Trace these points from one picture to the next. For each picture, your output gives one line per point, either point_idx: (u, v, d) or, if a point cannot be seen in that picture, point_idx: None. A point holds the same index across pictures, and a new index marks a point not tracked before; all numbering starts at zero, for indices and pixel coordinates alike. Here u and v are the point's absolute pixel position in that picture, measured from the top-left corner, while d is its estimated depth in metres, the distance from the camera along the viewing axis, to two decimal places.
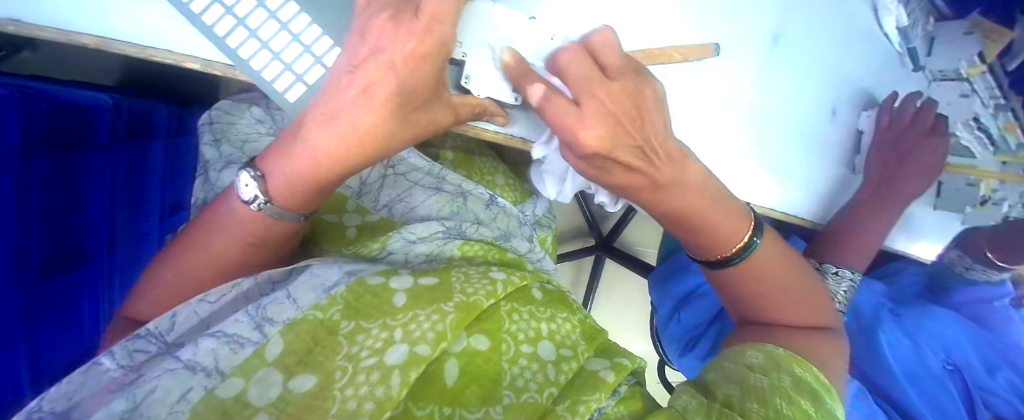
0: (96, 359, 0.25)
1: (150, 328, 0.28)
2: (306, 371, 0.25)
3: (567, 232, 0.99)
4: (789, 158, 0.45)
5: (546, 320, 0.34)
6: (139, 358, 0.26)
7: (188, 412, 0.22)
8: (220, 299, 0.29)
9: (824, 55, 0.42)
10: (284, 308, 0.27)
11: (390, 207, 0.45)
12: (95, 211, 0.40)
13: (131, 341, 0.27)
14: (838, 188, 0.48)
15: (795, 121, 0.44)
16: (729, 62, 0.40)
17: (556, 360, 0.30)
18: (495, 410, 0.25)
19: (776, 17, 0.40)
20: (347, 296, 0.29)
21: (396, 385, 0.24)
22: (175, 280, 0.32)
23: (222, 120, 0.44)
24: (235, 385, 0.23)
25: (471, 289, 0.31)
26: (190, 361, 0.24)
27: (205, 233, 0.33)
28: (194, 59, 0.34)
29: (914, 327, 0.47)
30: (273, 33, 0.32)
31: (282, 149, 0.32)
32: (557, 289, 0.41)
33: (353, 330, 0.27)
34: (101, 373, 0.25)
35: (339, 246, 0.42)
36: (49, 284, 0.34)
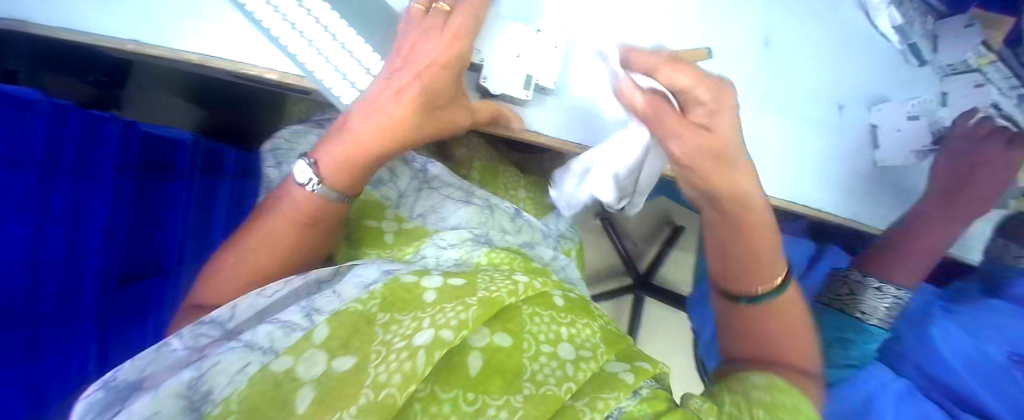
0: (166, 340, 0.28)
1: (213, 316, 0.30)
2: (347, 354, 0.27)
3: (601, 271, 0.99)
4: (804, 144, 0.50)
5: (566, 325, 0.36)
6: (203, 341, 0.29)
7: (246, 380, 0.25)
8: (274, 294, 0.33)
9: (818, 54, 0.49)
10: (331, 301, 0.31)
11: (423, 217, 0.48)
12: (164, 226, 0.46)
13: (197, 325, 0.29)
14: (857, 178, 0.51)
15: (805, 116, 0.50)
16: (727, 64, 0.48)
17: (575, 360, 0.32)
18: (516, 399, 0.26)
19: (763, 24, 0.48)
20: (384, 292, 0.32)
21: (421, 363, 0.25)
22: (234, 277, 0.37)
23: (285, 145, 0.48)
24: (286, 360, 0.26)
25: (495, 287, 0.34)
26: (249, 341, 0.28)
27: (272, 222, 0.38)
28: (273, 71, 0.41)
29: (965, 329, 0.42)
30: (339, 56, 0.40)
31: (330, 140, 0.38)
32: (580, 299, 0.42)
33: (389, 321, 0.30)
34: (170, 352, 0.28)
35: (377, 250, 0.45)
36: (123, 291, 0.41)
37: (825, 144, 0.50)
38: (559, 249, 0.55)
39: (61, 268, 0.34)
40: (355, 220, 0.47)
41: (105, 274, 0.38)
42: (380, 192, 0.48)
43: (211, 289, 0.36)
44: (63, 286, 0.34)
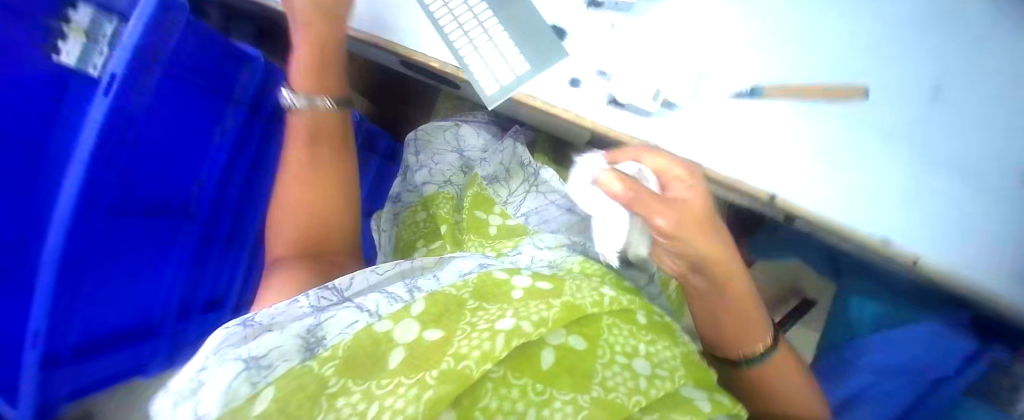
0: (296, 298, 0.33)
1: (335, 284, 0.36)
2: (437, 327, 0.30)
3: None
4: (892, 191, 0.44)
5: (645, 342, 0.34)
6: (323, 303, 0.34)
7: (352, 334, 0.28)
8: (388, 270, 0.38)
9: (987, 99, 0.46)
10: (430, 282, 0.35)
11: (526, 217, 0.56)
12: (211, 244, 0.58)
13: (320, 289, 0.34)
14: (955, 236, 0.43)
15: (903, 187, 0.44)
16: (880, 107, 0.45)
17: (651, 376, 0.31)
18: (584, 397, 0.27)
19: (934, 69, 0.46)
20: (476, 282, 0.35)
21: (499, 345, 0.26)
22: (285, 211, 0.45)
23: (424, 138, 0.63)
24: (385, 324, 0.29)
25: (582, 295, 0.35)
26: (360, 306, 0.32)
27: (290, 167, 0.46)
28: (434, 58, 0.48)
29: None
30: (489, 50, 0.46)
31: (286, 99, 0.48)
32: (665, 320, 0.41)
33: (476, 306, 0.33)
34: (297, 307, 0.33)
35: (478, 238, 0.53)
36: (184, 310, 0.54)
37: (941, 202, 0.43)
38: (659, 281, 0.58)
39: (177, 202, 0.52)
40: (469, 209, 0.55)
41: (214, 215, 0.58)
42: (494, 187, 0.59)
43: (285, 231, 0.44)
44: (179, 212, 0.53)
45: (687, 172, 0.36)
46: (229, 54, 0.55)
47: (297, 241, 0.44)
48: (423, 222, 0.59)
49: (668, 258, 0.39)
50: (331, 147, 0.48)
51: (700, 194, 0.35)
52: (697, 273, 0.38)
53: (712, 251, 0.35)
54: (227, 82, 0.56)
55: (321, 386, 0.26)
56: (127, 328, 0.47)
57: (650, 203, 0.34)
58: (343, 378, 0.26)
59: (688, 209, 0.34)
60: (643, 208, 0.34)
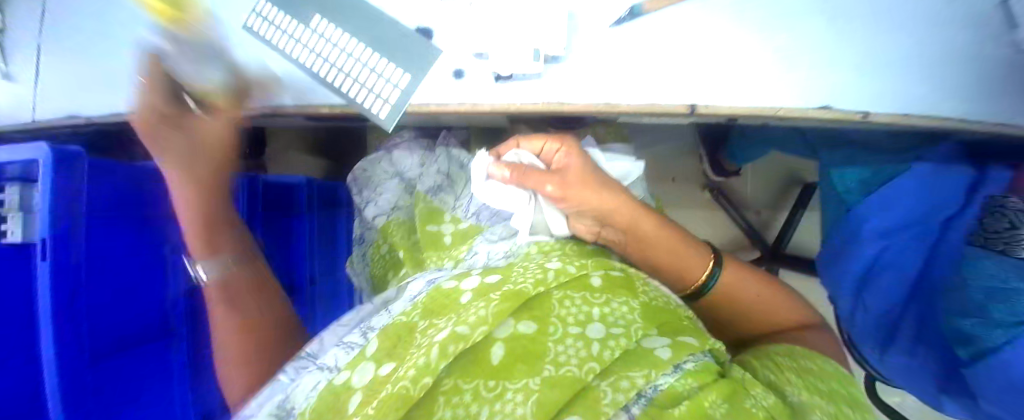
0: (277, 378, 0.35)
1: (307, 352, 0.38)
2: (390, 360, 0.30)
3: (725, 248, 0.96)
4: (847, 58, 0.42)
5: (599, 305, 0.35)
6: (299, 370, 0.36)
7: (317, 396, 0.30)
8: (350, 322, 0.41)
9: None
10: (382, 317, 0.36)
11: (477, 215, 0.58)
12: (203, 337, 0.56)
13: (297, 361, 0.36)
14: (924, 94, 0.42)
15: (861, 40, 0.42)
16: None
17: (603, 338, 0.31)
18: (534, 381, 0.27)
19: None
20: (425, 303, 0.36)
21: (436, 356, 0.27)
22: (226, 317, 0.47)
23: (363, 174, 0.67)
24: (345, 374, 0.31)
25: (523, 278, 0.35)
26: (324, 364, 0.34)
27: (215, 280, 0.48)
28: (325, 104, 0.50)
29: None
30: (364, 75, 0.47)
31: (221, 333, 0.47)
32: (623, 273, 0.40)
33: (427, 326, 0.33)
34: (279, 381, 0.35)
35: (435, 250, 0.55)
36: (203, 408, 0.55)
37: (897, 54, 0.42)
38: None
39: (149, 337, 0.50)
40: (422, 226, 0.58)
41: (197, 327, 0.56)
42: (439, 197, 0.62)
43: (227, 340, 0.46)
44: (160, 341, 0.52)
45: (567, 147, 0.47)
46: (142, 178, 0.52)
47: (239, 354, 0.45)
48: (389, 253, 0.63)
49: (580, 223, 0.49)
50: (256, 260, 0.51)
51: (584, 165, 0.47)
52: (607, 227, 0.49)
53: (605, 200, 0.46)
54: (152, 207, 0.53)
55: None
56: None
57: (535, 177, 0.45)
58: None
59: (573, 174, 0.46)
60: (534, 183, 0.45)
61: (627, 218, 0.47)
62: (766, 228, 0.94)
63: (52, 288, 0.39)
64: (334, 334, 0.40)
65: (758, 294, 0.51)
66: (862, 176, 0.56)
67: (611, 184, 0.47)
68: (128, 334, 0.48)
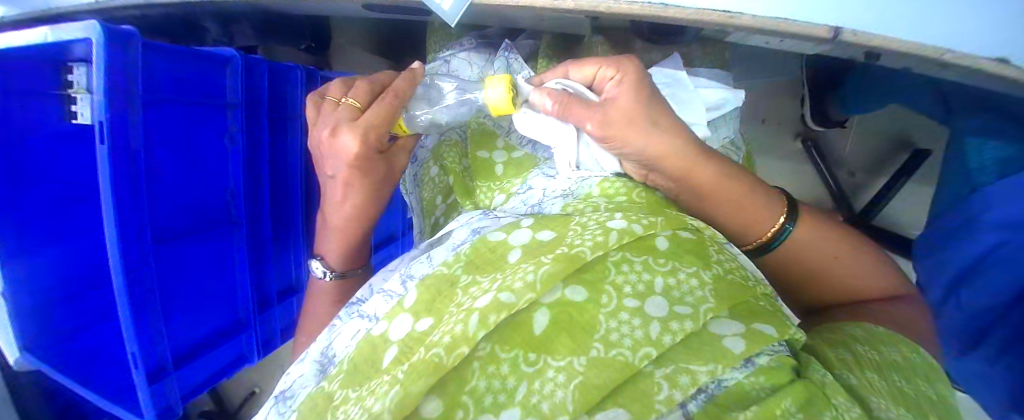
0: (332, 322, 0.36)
1: (357, 298, 0.38)
2: (428, 315, 0.29)
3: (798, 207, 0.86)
4: None
5: (664, 274, 0.30)
6: (349, 311, 0.36)
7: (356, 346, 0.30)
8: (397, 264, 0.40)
9: None
10: (423, 266, 0.35)
11: (532, 144, 0.54)
12: (260, 226, 0.59)
13: (348, 306, 0.37)
14: None
15: None
16: None
17: (666, 319, 0.27)
18: (579, 361, 0.25)
19: None
20: (469, 254, 0.33)
21: (473, 325, 0.24)
22: (321, 308, 0.53)
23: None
24: (383, 325, 0.30)
25: (580, 240, 0.31)
26: (367, 311, 0.33)
27: (321, 298, 0.54)
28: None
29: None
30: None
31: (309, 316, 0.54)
32: (696, 233, 0.35)
33: (469, 282, 0.31)
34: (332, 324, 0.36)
35: (489, 181, 0.55)
36: (261, 289, 0.62)
37: None
38: None
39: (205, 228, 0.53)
40: (472, 151, 0.57)
41: (255, 220, 0.59)
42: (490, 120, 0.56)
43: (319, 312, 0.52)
44: (218, 228, 0.55)
45: (618, 75, 0.39)
46: (200, 59, 0.47)
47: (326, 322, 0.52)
48: (438, 175, 0.62)
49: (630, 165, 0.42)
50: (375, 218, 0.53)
51: (638, 99, 0.38)
52: (656, 170, 0.41)
53: (653, 143, 0.38)
54: (213, 92, 0.50)
55: (329, 400, 0.28)
56: (219, 327, 0.58)
57: (574, 107, 0.40)
58: (345, 389, 0.27)
59: (620, 111, 0.38)
60: (572, 112, 0.40)
61: (677, 165, 0.39)
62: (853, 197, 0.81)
63: (111, 172, 0.40)
64: (380, 278, 0.39)
65: (838, 256, 0.42)
66: (1003, 155, 0.45)
67: (672, 122, 0.39)
68: (181, 217, 0.51)
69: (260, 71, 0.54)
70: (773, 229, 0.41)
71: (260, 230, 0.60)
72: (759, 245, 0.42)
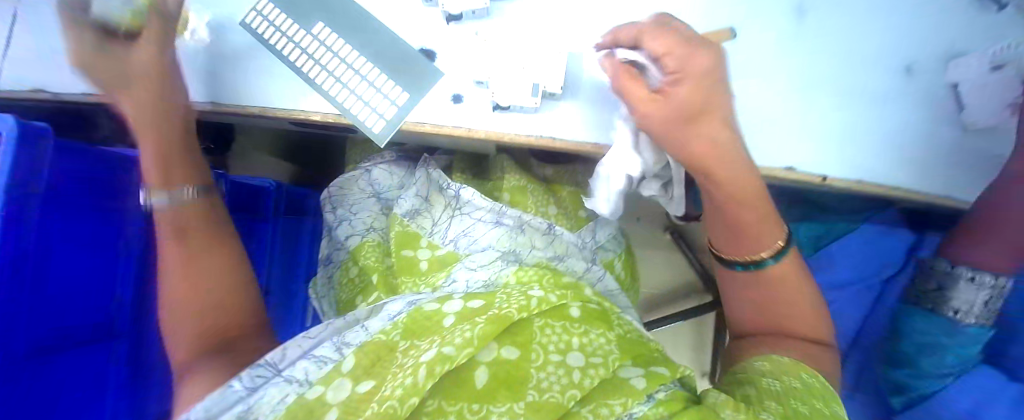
0: (230, 383, 0.33)
1: (268, 358, 0.35)
2: (369, 378, 0.31)
3: (676, 291, 1.00)
4: (833, 115, 0.48)
5: (578, 334, 0.36)
6: (257, 380, 0.34)
7: (283, 409, 0.30)
8: (318, 334, 0.40)
9: (871, 28, 0.49)
10: (358, 334, 0.37)
11: (454, 242, 0.58)
12: (144, 341, 0.51)
13: (253, 368, 0.34)
14: (896, 162, 0.48)
15: (852, 102, 0.48)
16: (755, 41, 0.49)
17: (583, 367, 0.32)
18: (518, 406, 0.29)
19: None
20: (405, 321, 0.37)
21: (422, 375, 0.27)
22: (180, 303, 0.42)
23: (338, 192, 0.67)
24: (317, 390, 0.31)
25: (508, 304, 0.36)
26: (289, 376, 0.32)
27: (173, 272, 0.44)
28: (317, 112, 0.49)
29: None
30: (364, 88, 0.48)
31: (173, 319, 0.42)
32: (600, 308, 0.43)
33: (408, 346, 0.34)
34: (233, 392, 0.33)
35: (410, 278, 0.55)
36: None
37: (873, 121, 0.48)
38: (595, 259, 0.64)
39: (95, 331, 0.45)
40: (396, 250, 0.58)
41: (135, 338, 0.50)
42: (416, 222, 0.60)
43: (172, 304, 0.43)
44: (99, 348, 0.46)
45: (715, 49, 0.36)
46: (102, 159, 0.47)
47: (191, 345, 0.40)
48: (356, 276, 0.62)
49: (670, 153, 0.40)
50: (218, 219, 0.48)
51: (711, 61, 0.35)
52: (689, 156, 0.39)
53: (702, 136, 0.36)
54: (114, 190, 0.48)
55: None
56: None
57: (682, 46, 0.34)
58: None
59: (690, 68, 0.34)
60: (681, 51, 0.34)
61: (710, 126, 0.36)
62: None
63: None
64: (297, 343, 0.38)
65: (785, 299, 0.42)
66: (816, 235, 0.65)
67: (721, 88, 0.36)
68: (66, 332, 0.42)
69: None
70: (765, 252, 0.41)
71: (144, 348, 0.51)
72: (732, 259, 0.43)
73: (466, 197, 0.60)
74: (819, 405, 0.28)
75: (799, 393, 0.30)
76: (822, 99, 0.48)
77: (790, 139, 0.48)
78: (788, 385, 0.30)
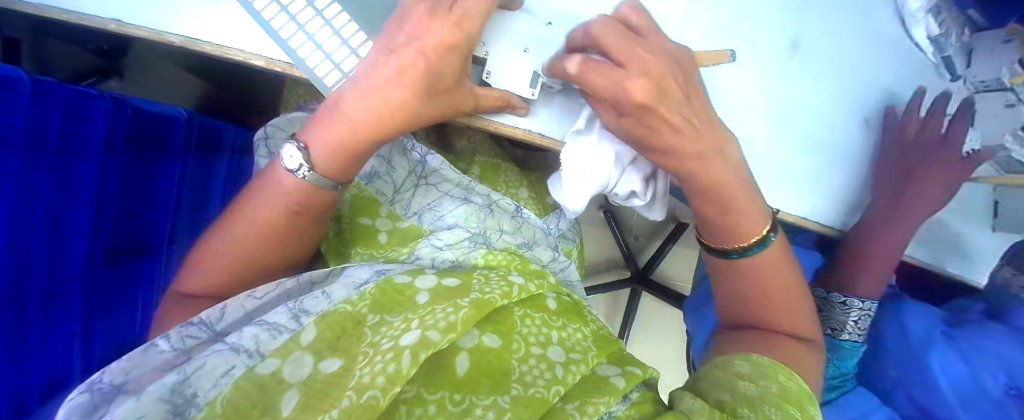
0: (154, 341, 0.29)
1: (202, 317, 0.31)
2: (333, 355, 0.28)
3: (601, 263, 1.07)
4: (798, 159, 0.50)
5: (558, 328, 0.35)
6: (190, 342, 0.30)
7: (230, 384, 0.25)
8: (267, 294, 0.35)
9: (846, 74, 0.49)
10: (319, 302, 0.32)
11: (419, 215, 0.51)
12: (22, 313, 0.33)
13: (184, 327, 0.30)
14: (843, 204, 0.53)
15: (813, 148, 0.50)
16: (746, 63, 0.47)
17: (565, 362, 0.31)
18: (502, 400, 0.27)
19: (792, 27, 0.47)
20: (374, 292, 0.33)
21: (407, 364, 0.25)
22: (221, 256, 0.38)
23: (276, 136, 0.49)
24: (271, 364, 0.27)
25: (488, 288, 0.34)
26: (235, 344, 0.28)
27: (241, 222, 0.38)
28: (258, 56, 0.41)
29: (972, 351, 0.48)
30: (323, 34, 0.38)
31: (205, 265, 0.38)
32: (574, 302, 0.43)
33: (377, 322, 0.31)
34: (158, 353, 0.29)
35: (370, 250, 0.49)
36: None
37: (823, 166, 0.51)
38: (559, 247, 0.62)
39: (30, 298, 0.33)
40: (352, 218, 0.51)
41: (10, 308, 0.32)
42: (374, 187, 0.51)
43: (208, 266, 0.37)
44: None
45: (651, 59, 0.34)
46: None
47: (211, 284, 0.38)
48: None
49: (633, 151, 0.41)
50: (312, 215, 0.40)
51: (648, 84, 0.33)
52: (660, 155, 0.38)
53: (686, 142, 0.36)
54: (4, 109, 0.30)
55: None
56: None
57: (617, 75, 0.34)
58: None
59: (634, 99, 0.33)
60: (619, 80, 0.33)
61: (666, 141, 0.36)
62: (639, 252, 1.06)
63: None
64: (243, 299, 0.33)
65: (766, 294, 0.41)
66: None
67: (668, 101, 0.34)
68: None
69: (123, 112, 0.42)
70: (752, 236, 0.40)
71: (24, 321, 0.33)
72: (730, 248, 0.41)
73: (433, 166, 0.53)
74: (790, 408, 0.29)
75: (774, 397, 0.30)
76: (786, 143, 0.49)
77: (771, 171, 0.50)
78: (763, 390, 0.31)
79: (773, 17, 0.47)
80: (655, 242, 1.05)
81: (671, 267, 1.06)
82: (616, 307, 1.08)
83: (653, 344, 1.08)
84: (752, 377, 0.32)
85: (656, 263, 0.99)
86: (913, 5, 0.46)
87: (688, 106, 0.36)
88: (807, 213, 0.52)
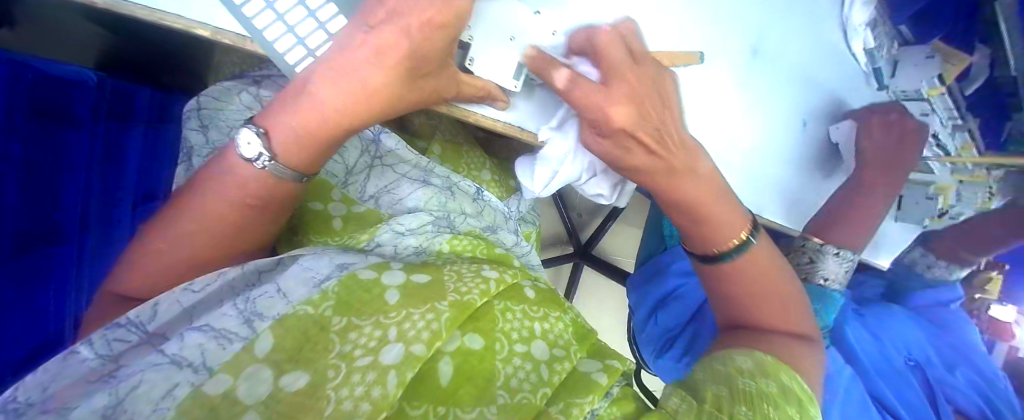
0: (73, 347, 0.24)
1: (130, 316, 0.26)
2: (298, 370, 0.25)
3: (546, 239, 1.09)
4: (768, 152, 0.53)
5: (539, 320, 0.35)
6: (118, 347, 0.25)
7: (174, 409, 0.22)
8: (206, 287, 0.29)
9: (806, 71, 0.51)
10: (274, 303, 0.28)
11: (376, 198, 0.48)
12: None
13: (108, 328, 0.25)
14: (802, 195, 0.57)
15: (779, 138, 0.53)
16: (717, 63, 0.48)
17: (549, 360, 0.32)
18: (488, 410, 0.27)
19: (757, 29, 0.48)
20: (338, 291, 0.30)
21: (393, 385, 0.25)
22: (164, 257, 0.33)
23: (211, 106, 0.44)
24: (223, 381, 0.24)
25: (464, 288, 0.33)
26: (176, 357, 0.24)
27: (177, 217, 0.33)
28: (200, 25, 0.36)
29: (873, 324, 0.61)
30: (290, 8, 0.35)
31: (132, 265, 0.32)
32: (546, 287, 0.42)
33: (346, 327, 0.28)
34: (78, 363, 0.24)
35: (326, 237, 0.44)
36: None
37: (783, 157, 0.53)
38: (519, 231, 0.60)
39: None
40: (301, 200, 0.46)
41: None
42: (327, 168, 0.47)
43: (137, 273, 0.32)
44: None
45: (635, 84, 0.36)
46: None
47: (144, 289, 0.32)
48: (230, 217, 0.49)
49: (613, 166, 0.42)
50: (270, 208, 0.35)
51: (630, 109, 0.35)
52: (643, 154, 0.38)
53: (661, 147, 0.37)
54: None
55: None
56: None
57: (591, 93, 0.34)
58: None
59: (613, 122, 0.35)
60: (602, 103, 0.35)
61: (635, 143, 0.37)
62: (582, 228, 1.07)
63: None
64: (178, 297, 0.28)
65: (741, 295, 0.44)
66: None
67: (645, 126, 0.36)
68: None
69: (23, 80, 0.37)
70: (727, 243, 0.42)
71: None
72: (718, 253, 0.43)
73: (389, 145, 0.50)
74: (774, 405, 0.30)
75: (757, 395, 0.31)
76: (752, 136, 0.52)
77: (736, 167, 0.52)
78: (752, 383, 0.31)
79: (738, 17, 0.48)
80: (596, 221, 1.07)
81: (615, 244, 1.09)
82: (558, 279, 1.10)
83: (594, 317, 1.11)
84: (756, 375, 0.33)
85: (597, 241, 1.00)
86: (856, 19, 0.48)
87: (662, 132, 0.37)
88: (767, 207, 0.55)
